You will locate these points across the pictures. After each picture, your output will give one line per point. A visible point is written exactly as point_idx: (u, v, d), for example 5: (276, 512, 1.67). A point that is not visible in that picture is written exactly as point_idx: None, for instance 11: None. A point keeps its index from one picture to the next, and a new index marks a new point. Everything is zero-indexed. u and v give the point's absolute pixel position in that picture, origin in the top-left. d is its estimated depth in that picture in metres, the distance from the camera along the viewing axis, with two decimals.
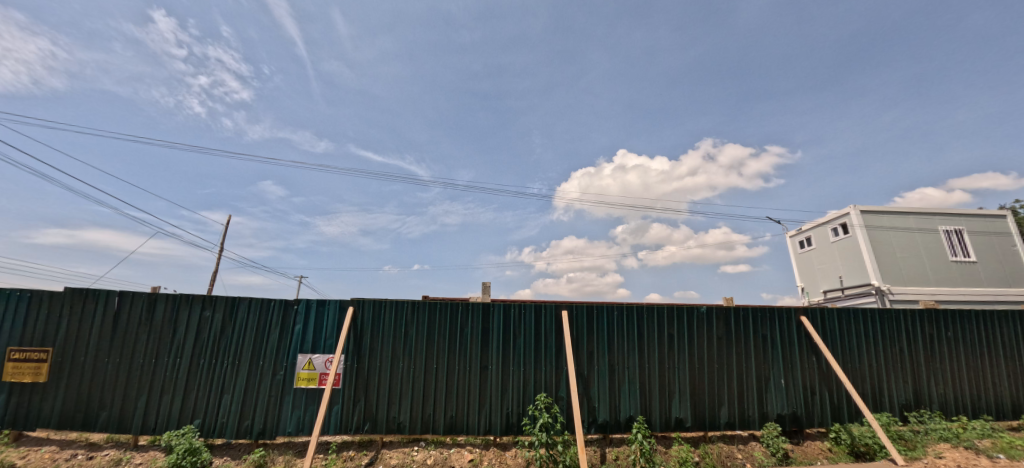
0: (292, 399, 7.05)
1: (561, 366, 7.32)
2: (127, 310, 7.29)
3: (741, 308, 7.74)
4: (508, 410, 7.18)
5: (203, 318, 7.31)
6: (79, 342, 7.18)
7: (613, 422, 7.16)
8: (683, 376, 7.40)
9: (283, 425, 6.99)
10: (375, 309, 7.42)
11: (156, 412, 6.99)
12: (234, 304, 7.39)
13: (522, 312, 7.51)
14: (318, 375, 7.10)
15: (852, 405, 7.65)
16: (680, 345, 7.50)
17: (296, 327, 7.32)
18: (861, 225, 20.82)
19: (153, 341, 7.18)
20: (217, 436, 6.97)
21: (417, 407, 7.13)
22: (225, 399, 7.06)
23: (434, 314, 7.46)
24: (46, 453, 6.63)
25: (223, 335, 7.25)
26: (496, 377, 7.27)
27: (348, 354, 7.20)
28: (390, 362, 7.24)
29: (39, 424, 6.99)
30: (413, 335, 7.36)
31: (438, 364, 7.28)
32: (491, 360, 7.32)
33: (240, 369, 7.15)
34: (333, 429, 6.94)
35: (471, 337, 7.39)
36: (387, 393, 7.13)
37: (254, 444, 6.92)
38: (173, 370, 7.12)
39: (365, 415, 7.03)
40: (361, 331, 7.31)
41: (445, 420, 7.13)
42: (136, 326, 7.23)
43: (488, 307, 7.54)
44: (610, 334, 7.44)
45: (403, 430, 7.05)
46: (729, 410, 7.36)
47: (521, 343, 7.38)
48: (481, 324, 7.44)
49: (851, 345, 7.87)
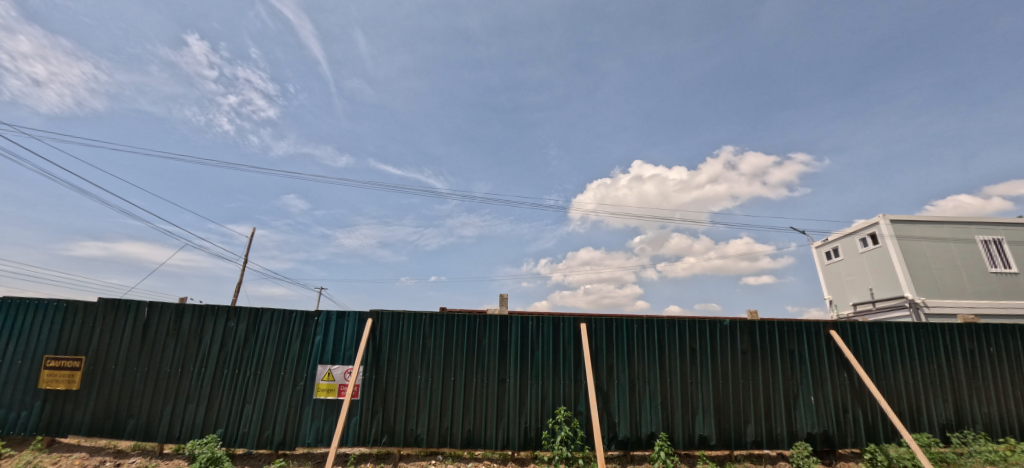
0: (312, 409, 7.10)
1: (580, 379, 7.20)
2: (157, 319, 7.51)
3: (766, 321, 7.51)
4: (526, 424, 7.07)
5: (227, 328, 7.47)
6: (111, 351, 7.41)
7: (635, 439, 6.97)
8: (708, 393, 7.18)
9: (302, 436, 7.04)
10: (393, 321, 7.46)
11: (181, 421, 7.13)
12: (258, 315, 7.53)
13: (540, 324, 7.44)
14: (338, 386, 7.15)
15: (889, 424, 7.29)
16: (704, 359, 7.29)
17: (317, 338, 7.40)
18: (891, 236, 20.11)
19: (180, 350, 7.36)
20: (238, 446, 7.05)
21: (435, 419, 7.10)
22: (247, 409, 7.15)
23: (451, 324, 7.49)
24: (76, 459, 6.80)
25: (247, 345, 7.38)
26: (515, 390, 7.19)
27: (366, 365, 7.24)
28: (407, 373, 7.24)
29: (70, 430, 7.20)
30: (431, 346, 7.36)
31: (456, 377, 7.25)
32: (509, 373, 7.25)
33: (262, 379, 7.25)
34: (351, 441, 6.95)
35: (488, 349, 7.35)
36: (405, 406, 7.12)
37: (274, 455, 6.98)
38: (198, 379, 7.27)
39: (383, 427, 7.02)
40: (379, 343, 7.35)
41: (463, 433, 7.06)
42: (164, 335, 7.43)
43: (506, 318, 7.51)
44: (630, 348, 7.30)
45: (420, 443, 7.01)
46: (756, 428, 7.09)
47: (540, 356, 7.29)
48: (498, 335, 7.40)
49: (885, 362, 7.53)
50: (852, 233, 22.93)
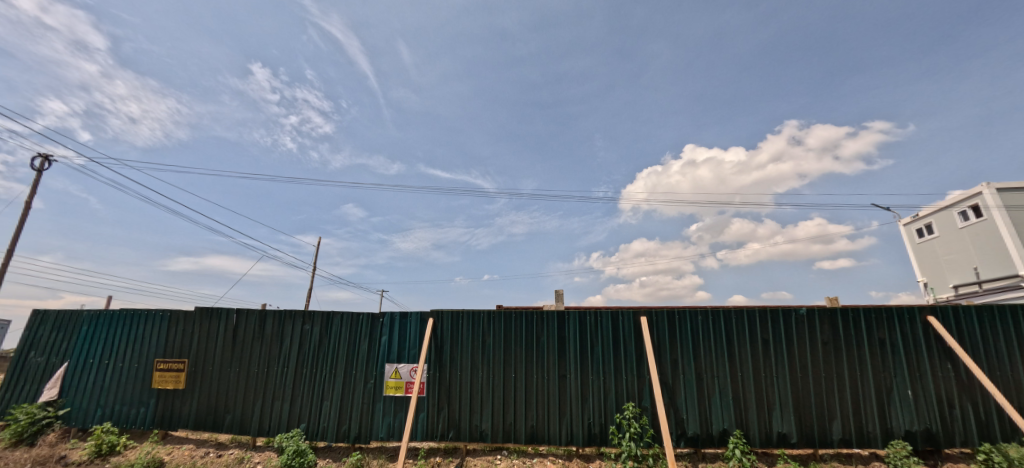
0: (382, 406, 7.45)
1: (643, 374, 7.01)
2: (245, 324, 8.20)
3: (849, 309, 6.93)
4: (590, 420, 6.99)
5: (303, 331, 8.00)
6: (207, 353, 8.19)
7: (706, 436, 6.69)
8: (784, 386, 6.74)
9: (376, 430, 7.40)
10: (453, 320, 7.65)
11: (269, 416, 7.73)
12: (329, 318, 8.01)
13: (598, 319, 7.33)
14: (405, 384, 7.46)
15: (1007, 420, 6.48)
16: (778, 350, 6.86)
17: (383, 339, 7.76)
18: (998, 207, 17.89)
19: (265, 352, 8.00)
20: (320, 439, 7.53)
21: (498, 415, 7.21)
22: (325, 405, 7.64)
23: (509, 321, 7.56)
24: (186, 451, 7.61)
25: (321, 347, 7.87)
26: (576, 386, 7.13)
27: (430, 363, 7.48)
28: (469, 370, 7.41)
29: (180, 424, 8.03)
30: (491, 344, 7.47)
31: (516, 373, 7.32)
32: (570, 369, 7.21)
33: (337, 378, 7.71)
34: (420, 436, 7.20)
35: (548, 345, 7.34)
36: (468, 402, 7.29)
37: (352, 448, 7.40)
38: (282, 378, 7.86)
39: (449, 423, 7.23)
40: (441, 341, 7.57)
41: (526, 429, 7.11)
42: (250, 339, 8.10)
43: (564, 314, 7.46)
44: (696, 341, 7.01)
45: (485, 439, 7.14)
46: (844, 425, 6.56)
47: (600, 351, 7.19)
48: (556, 331, 7.38)
49: (998, 351, 6.69)
50: (948, 206, 20.66)
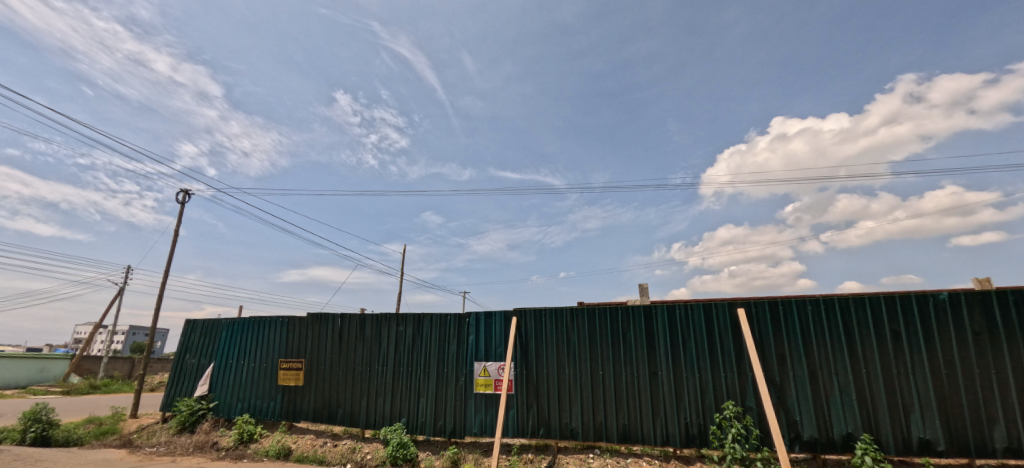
0: (474, 402, 7.65)
1: (745, 371, 6.45)
2: (348, 327, 8.93)
3: (1008, 291, 5.77)
4: (687, 420, 6.58)
5: (398, 332, 8.50)
6: (319, 354, 9.05)
7: (825, 441, 5.99)
8: (923, 383, 5.82)
9: (469, 426, 7.62)
10: (536, 318, 7.66)
11: (374, 411, 8.32)
12: (420, 319, 8.42)
13: (690, 312, 6.88)
14: (494, 381, 7.59)
15: None
16: (912, 341, 5.94)
17: (471, 338, 7.98)
18: None
19: (367, 353, 8.64)
20: (419, 433, 7.93)
21: (588, 412, 7.06)
22: (422, 401, 8.03)
23: (594, 317, 7.38)
24: (308, 440, 8.46)
25: (414, 347, 8.30)
26: (669, 384, 6.76)
27: (517, 361, 7.56)
28: (556, 367, 7.36)
29: (302, 417, 8.93)
30: (576, 340, 7.36)
31: (604, 370, 7.12)
32: (661, 365, 6.85)
33: (430, 375, 8.07)
34: (512, 432, 7.29)
35: (636, 340, 7.06)
36: (557, 399, 7.24)
37: (449, 442, 7.68)
38: (382, 375, 8.42)
39: (539, 420, 7.23)
40: (525, 338, 7.62)
41: (618, 428, 6.88)
42: (354, 340, 8.80)
43: (650, 307, 7.13)
44: (806, 334, 6.31)
45: (576, 436, 7.03)
46: (1008, 431, 5.50)
47: (694, 346, 6.75)
48: (643, 326, 7.07)
49: None
50: None
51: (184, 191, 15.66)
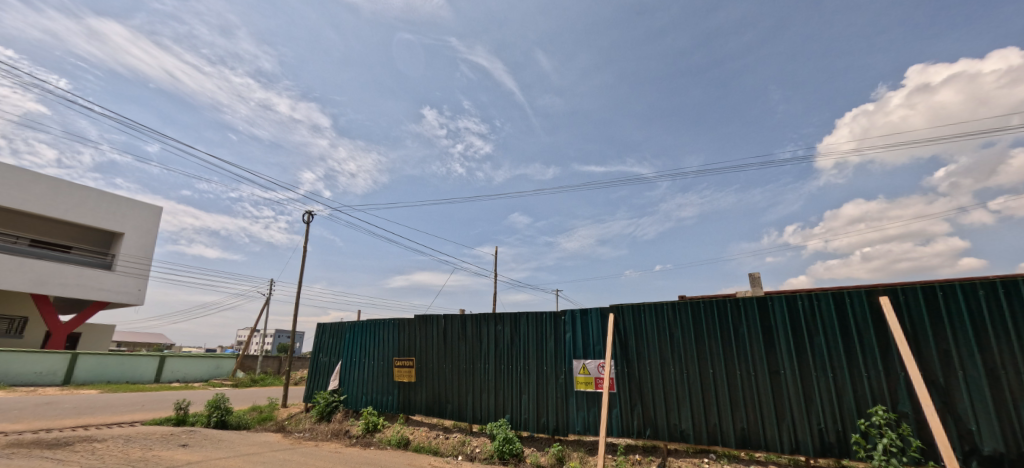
0: (576, 400, 8.08)
1: (893, 371, 5.90)
2: (451, 327, 10.00)
3: None
4: (820, 427, 6.25)
5: (497, 331, 9.33)
6: (427, 352, 10.29)
7: (1017, 457, 5.14)
8: None
9: (572, 424, 8.06)
10: (634, 315, 7.98)
11: (481, 407, 9.15)
12: (517, 319, 9.14)
13: (816, 303, 6.55)
14: (594, 379, 7.93)
15: None
16: None
17: (567, 336, 8.47)
18: None
19: (470, 351, 9.60)
20: (524, 429, 8.58)
21: (697, 414, 7.10)
22: (525, 398, 8.68)
23: (699, 312, 7.41)
24: (423, 432, 9.67)
25: (514, 344, 9.04)
26: (795, 383, 6.51)
27: (618, 360, 7.95)
28: (660, 366, 7.54)
29: (416, 411, 10.17)
30: (679, 337, 7.48)
31: (715, 369, 7.09)
32: (784, 364, 6.62)
33: (530, 372, 8.74)
34: (616, 432, 7.71)
35: (750, 337, 6.91)
36: (663, 400, 7.41)
37: (552, 439, 8.21)
38: (485, 373, 9.28)
39: (645, 420, 7.49)
40: (625, 336, 7.97)
41: (736, 431, 6.78)
42: (456, 339, 9.83)
43: (765, 298, 6.94)
44: (976, 327, 5.52)
45: (687, 439, 7.10)
46: None
47: (822, 343, 6.42)
48: (758, 321, 6.90)
49: None
50: None
51: (308, 211, 19.12)
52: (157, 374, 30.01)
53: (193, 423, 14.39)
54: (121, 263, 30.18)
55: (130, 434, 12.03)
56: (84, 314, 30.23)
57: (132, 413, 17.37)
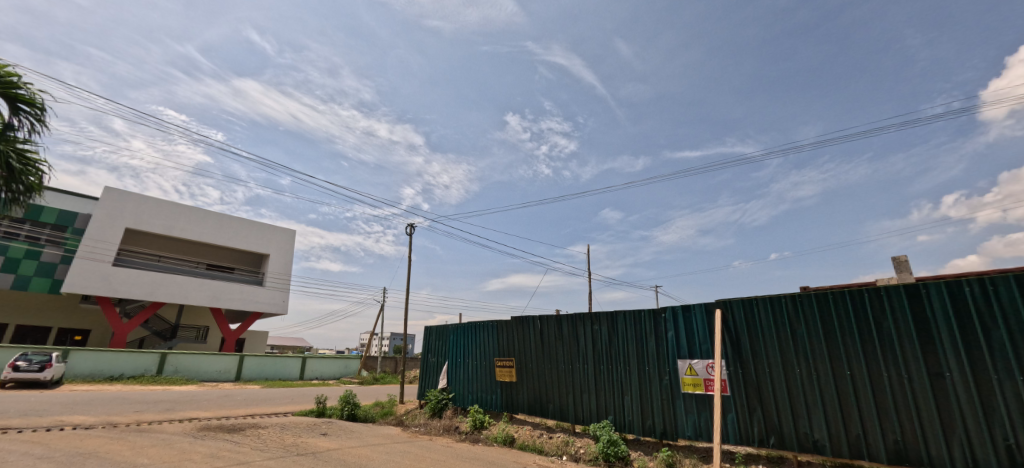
0: (685, 403, 8.38)
1: None
2: (547, 327, 11.39)
3: None
4: (1009, 441, 5.46)
5: (594, 330, 10.25)
6: (525, 352, 11.81)
7: None
8: None
9: (682, 429, 8.37)
10: (747, 309, 7.92)
11: (583, 407, 10.07)
12: (613, 319, 9.93)
13: (990, 290, 5.76)
14: (702, 380, 8.20)
15: None
16: None
17: (670, 334, 8.89)
18: None
19: (567, 351, 10.74)
20: (629, 432, 9.18)
21: (833, 423, 6.76)
22: (627, 400, 9.32)
23: (830, 306, 7.02)
24: (527, 430, 10.89)
25: (612, 343, 9.82)
26: (964, 387, 5.81)
27: (730, 360, 7.95)
28: (782, 367, 7.35)
29: (518, 409, 11.63)
30: (804, 335, 7.21)
31: (852, 370, 6.68)
32: (948, 365, 5.94)
33: (632, 372, 9.36)
34: (733, 439, 7.67)
35: (897, 333, 6.36)
36: (789, 407, 7.21)
37: (660, 443, 8.66)
38: (585, 373, 10.23)
39: (767, 428, 7.36)
40: (736, 334, 7.95)
41: (889, 445, 6.27)
42: (554, 338, 11.15)
43: (917, 286, 6.29)
44: None
45: (824, 452, 6.78)
46: None
47: (999, 338, 5.65)
48: (909, 314, 6.29)
49: None
50: None
51: (413, 224, 21.53)
52: (301, 372, 35.69)
53: (330, 415, 17.20)
54: (271, 280, 36.51)
55: (285, 423, 14.92)
56: (247, 323, 37.02)
57: (287, 405, 21.20)
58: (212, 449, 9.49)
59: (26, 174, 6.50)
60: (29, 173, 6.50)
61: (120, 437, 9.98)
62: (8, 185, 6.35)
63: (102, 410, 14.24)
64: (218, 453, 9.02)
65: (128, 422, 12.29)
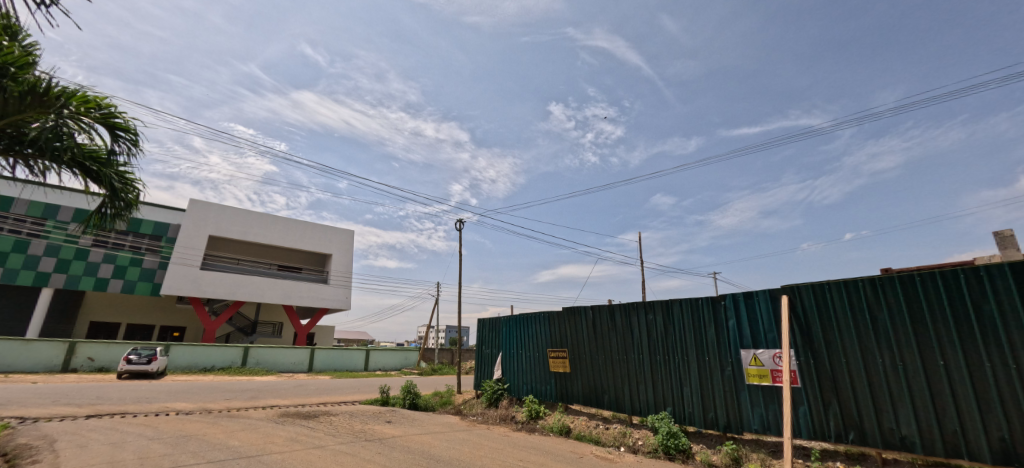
0: (751, 395, 8.27)
1: None
2: (600, 317, 11.67)
3: None
4: None
5: (649, 319, 10.39)
6: (578, 343, 12.17)
7: None
8: None
9: (748, 422, 8.28)
10: (817, 295, 7.40)
11: (641, 399, 10.22)
12: (668, 308, 10.01)
13: None
14: (769, 372, 8.06)
15: None
16: None
17: (730, 322, 8.83)
18: None
19: (621, 341, 10.95)
20: (689, 424, 9.23)
21: (924, 418, 6.18)
22: (686, 391, 9.37)
23: (918, 288, 6.37)
24: (583, 422, 11.24)
25: (668, 332, 9.91)
26: None
27: (800, 349, 7.50)
28: (861, 356, 6.81)
29: (573, 400, 12.03)
30: (885, 321, 6.62)
31: (946, 360, 6.04)
32: None
33: (690, 362, 9.39)
34: (806, 434, 7.25)
35: (1002, 318, 5.68)
36: (870, 400, 6.68)
37: (724, 436, 8.62)
38: (641, 364, 10.39)
39: (846, 423, 6.87)
40: (806, 322, 7.48)
41: (993, 443, 5.61)
42: (607, 328, 11.41)
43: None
44: None
45: (913, 449, 6.21)
46: None
47: None
48: (1017, 296, 5.58)
49: None
50: None
51: (460, 218, 22.26)
52: (366, 364, 38.18)
53: (394, 404, 18.48)
54: (334, 278, 39.23)
55: (353, 411, 16.29)
56: (315, 318, 40.05)
57: (355, 395, 22.99)
58: (291, 433, 10.70)
59: (124, 191, 7.15)
60: (128, 191, 7.18)
61: (216, 422, 11.47)
62: (111, 203, 7.02)
63: (199, 398, 16.28)
64: (296, 437, 10.18)
65: (220, 409, 14.00)
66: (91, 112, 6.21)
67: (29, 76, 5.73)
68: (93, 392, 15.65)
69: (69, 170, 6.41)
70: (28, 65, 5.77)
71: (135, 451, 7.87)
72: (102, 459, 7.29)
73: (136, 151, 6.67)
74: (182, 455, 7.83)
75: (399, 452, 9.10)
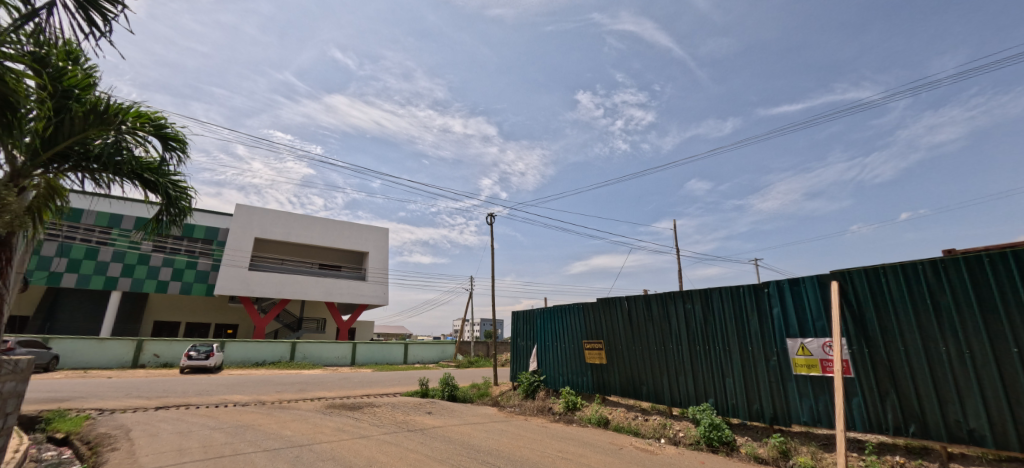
0: (799, 386, 8.10)
1: None
2: (636, 308, 11.65)
3: None
4: None
5: (687, 309, 10.30)
6: (614, 334, 12.20)
7: None
8: None
9: (796, 414, 8.11)
10: (872, 280, 7.15)
11: (681, 390, 10.16)
12: (708, 297, 9.89)
13: None
14: (818, 361, 7.86)
15: None
16: None
17: (775, 310, 8.65)
18: None
19: (659, 332, 10.91)
20: (733, 416, 9.11)
21: (995, 410, 5.85)
22: (728, 382, 9.25)
23: (986, 270, 6.07)
24: (622, 413, 11.30)
25: (708, 322, 9.80)
26: None
27: (853, 338, 7.25)
28: (921, 344, 6.54)
29: (611, 391, 12.10)
30: (949, 307, 6.32)
31: (1019, 346, 5.73)
32: None
33: (732, 352, 9.27)
34: (861, 427, 7.04)
35: None
36: (933, 391, 6.40)
37: (770, 428, 8.47)
38: (680, 354, 10.33)
39: (906, 415, 6.60)
40: (859, 309, 7.24)
41: None
42: (644, 319, 11.39)
43: None
44: None
45: (983, 443, 5.91)
46: None
47: None
48: None
49: None
50: None
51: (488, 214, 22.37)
52: (405, 357, 39.57)
53: (433, 396, 19.14)
54: (373, 275, 40.59)
55: (395, 403, 17.00)
56: (355, 313, 41.55)
57: (396, 387, 23.95)
58: (338, 423, 11.36)
59: (178, 199, 7.78)
60: (183, 199, 7.82)
61: (269, 413, 12.33)
62: (167, 209, 7.63)
63: (253, 390, 17.46)
64: (343, 427, 10.78)
65: (273, 400, 14.99)
66: (145, 126, 6.81)
67: (91, 96, 6.24)
68: (160, 385, 17.08)
69: (130, 180, 7.08)
70: (89, 86, 6.29)
71: (199, 440, 8.61)
72: (171, 447, 8.04)
73: (185, 158, 7.26)
74: (241, 444, 8.50)
75: (439, 442, 9.52)
